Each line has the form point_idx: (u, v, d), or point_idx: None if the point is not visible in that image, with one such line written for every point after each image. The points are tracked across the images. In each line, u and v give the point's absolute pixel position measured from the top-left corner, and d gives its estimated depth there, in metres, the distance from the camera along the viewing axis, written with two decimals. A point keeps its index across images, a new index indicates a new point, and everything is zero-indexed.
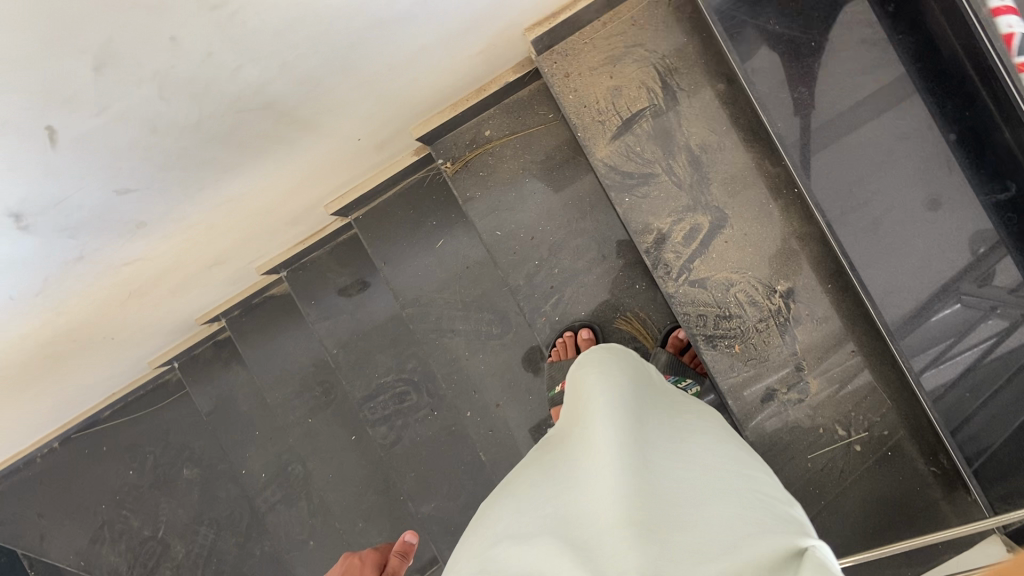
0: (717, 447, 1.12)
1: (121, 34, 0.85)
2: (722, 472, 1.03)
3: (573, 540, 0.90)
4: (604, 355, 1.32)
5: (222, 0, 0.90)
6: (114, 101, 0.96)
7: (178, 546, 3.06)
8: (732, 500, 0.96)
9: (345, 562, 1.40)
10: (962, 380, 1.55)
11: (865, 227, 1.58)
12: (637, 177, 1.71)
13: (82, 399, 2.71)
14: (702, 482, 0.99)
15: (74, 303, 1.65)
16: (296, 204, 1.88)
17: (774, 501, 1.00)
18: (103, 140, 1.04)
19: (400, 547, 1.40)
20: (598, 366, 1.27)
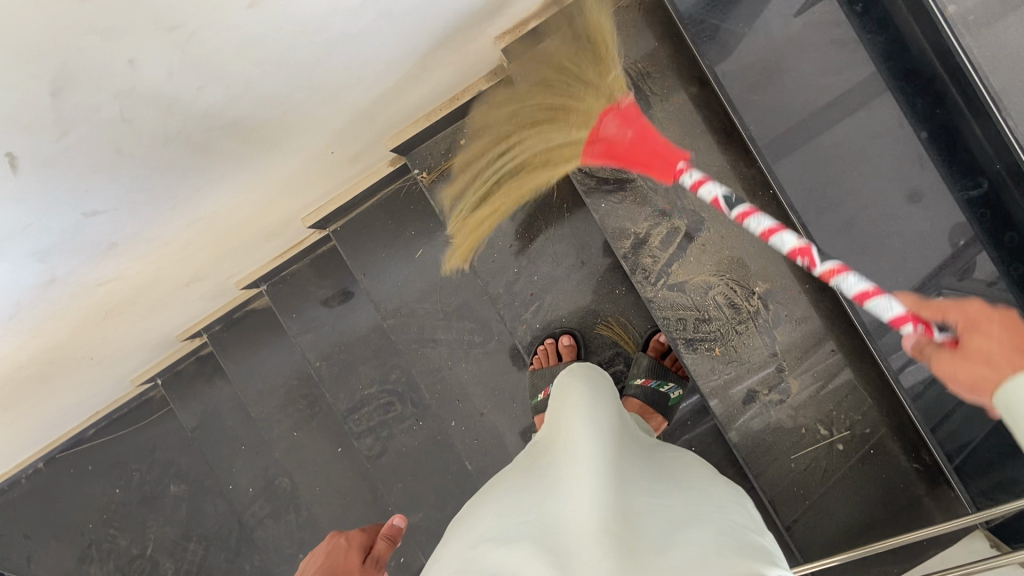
0: (690, 482, 1.09)
1: (76, 59, 0.84)
2: (697, 493, 1.05)
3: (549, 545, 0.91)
4: (585, 377, 1.34)
5: (180, 22, 0.88)
6: (75, 126, 0.95)
7: (167, 563, 3.04)
8: (707, 519, 0.97)
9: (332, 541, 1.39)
10: (941, 378, 1.54)
11: (841, 227, 1.57)
12: (613, 183, 1.71)
13: (64, 420, 2.69)
14: (678, 501, 1.01)
15: (50, 326, 1.64)
16: (273, 218, 1.87)
17: (749, 529, 0.98)
18: (67, 164, 1.03)
19: (387, 531, 1.37)
20: (579, 388, 1.29)
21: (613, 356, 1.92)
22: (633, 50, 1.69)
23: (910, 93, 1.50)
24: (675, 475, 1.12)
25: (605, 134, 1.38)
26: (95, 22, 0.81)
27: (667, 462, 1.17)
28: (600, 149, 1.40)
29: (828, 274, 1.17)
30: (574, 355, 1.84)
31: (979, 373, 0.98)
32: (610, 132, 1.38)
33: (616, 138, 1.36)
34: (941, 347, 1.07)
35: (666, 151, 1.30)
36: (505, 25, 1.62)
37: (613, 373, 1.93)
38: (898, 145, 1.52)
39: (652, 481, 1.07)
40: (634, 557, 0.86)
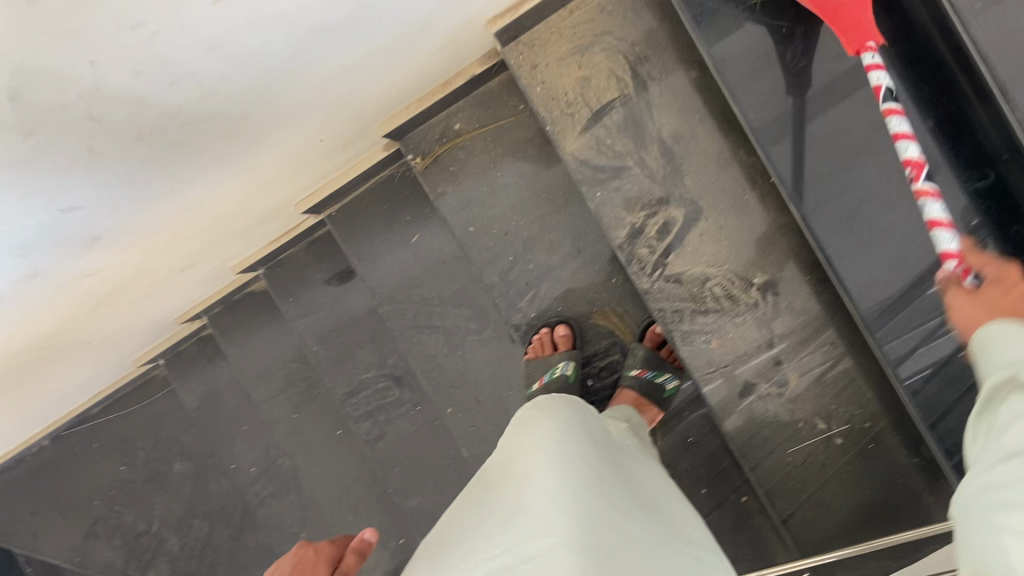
0: (666, 550, 1.03)
1: (34, 61, 0.81)
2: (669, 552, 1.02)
3: None
4: (560, 402, 1.31)
5: (143, 21, 0.85)
6: (40, 126, 0.93)
7: (172, 541, 3.06)
8: None
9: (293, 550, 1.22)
10: (943, 370, 1.51)
11: (842, 218, 1.51)
12: (609, 170, 1.67)
13: (66, 400, 2.70)
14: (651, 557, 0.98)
15: (39, 316, 1.62)
16: (265, 205, 1.84)
17: None
18: (36, 164, 1.01)
19: (356, 545, 1.20)
20: (554, 412, 1.26)
21: (610, 345, 1.89)
22: (631, 33, 1.64)
23: (916, 79, 1.46)
24: (652, 533, 1.06)
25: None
26: (51, 25, 0.78)
27: (640, 502, 1.14)
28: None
29: (921, 194, 1.30)
30: (570, 346, 1.83)
31: (971, 314, 1.14)
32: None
33: None
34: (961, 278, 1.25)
35: (871, 26, 1.37)
36: (498, 8, 1.60)
37: (609, 363, 1.90)
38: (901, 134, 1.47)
39: (627, 523, 1.04)
40: None
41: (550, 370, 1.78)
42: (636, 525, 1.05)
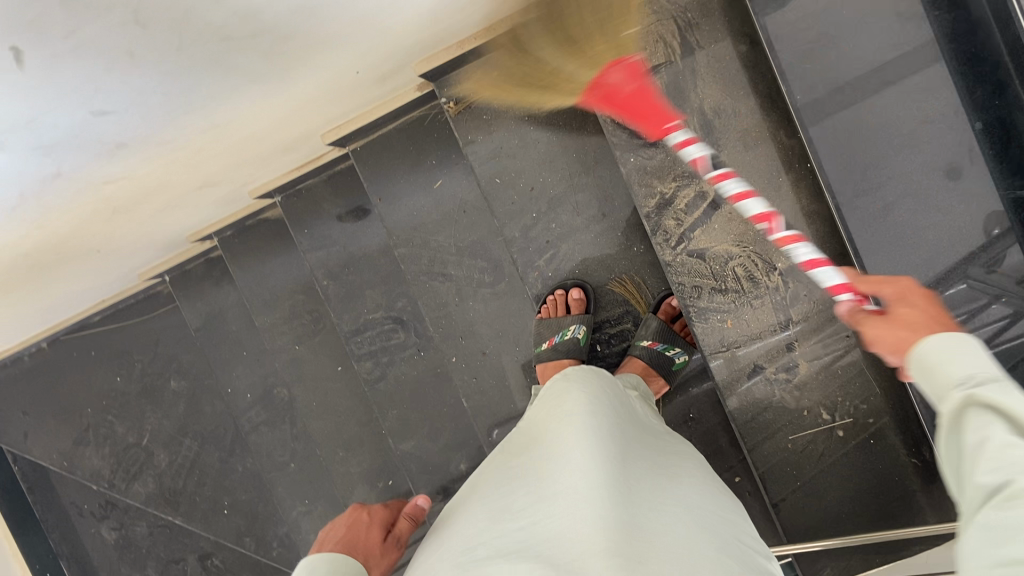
0: (700, 514, 1.02)
1: None
2: (700, 507, 1.05)
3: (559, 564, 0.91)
4: (585, 375, 1.34)
5: None
6: (87, 23, 0.90)
7: (162, 456, 3.09)
8: (711, 538, 0.97)
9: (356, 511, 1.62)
10: None
11: (876, 214, 1.50)
12: (645, 137, 1.64)
13: (70, 306, 2.69)
14: (681, 515, 1.01)
15: (56, 218, 1.60)
16: (293, 132, 1.82)
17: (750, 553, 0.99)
18: (77, 65, 0.98)
19: (410, 511, 1.62)
20: (580, 385, 1.28)
21: (623, 314, 1.89)
22: None
23: (970, 79, 1.38)
24: (687, 501, 1.05)
25: (609, 79, 1.49)
26: None
27: (667, 466, 1.17)
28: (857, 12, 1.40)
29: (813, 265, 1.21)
30: (584, 310, 1.83)
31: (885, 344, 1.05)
32: (614, 81, 1.49)
33: (619, 87, 1.48)
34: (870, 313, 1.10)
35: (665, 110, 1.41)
36: None
37: (621, 331, 1.90)
38: (947, 135, 1.41)
39: (654, 487, 1.06)
40: None
41: (560, 332, 1.81)
42: (669, 499, 1.04)
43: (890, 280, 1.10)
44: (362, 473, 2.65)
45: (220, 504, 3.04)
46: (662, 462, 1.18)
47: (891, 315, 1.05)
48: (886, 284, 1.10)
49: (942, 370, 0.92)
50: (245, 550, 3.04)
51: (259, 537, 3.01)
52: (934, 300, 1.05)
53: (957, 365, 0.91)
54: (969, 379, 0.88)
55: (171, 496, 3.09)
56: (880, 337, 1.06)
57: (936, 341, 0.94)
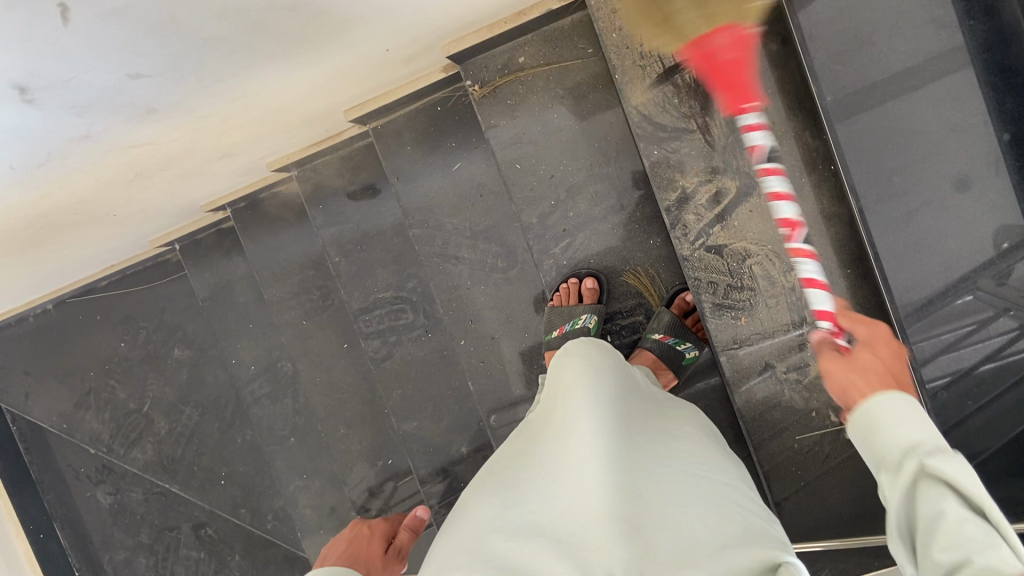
0: (701, 481, 1.03)
1: None
2: (701, 474, 1.06)
3: (563, 539, 0.93)
4: (588, 347, 1.34)
5: None
6: None
7: (162, 423, 3.10)
8: (712, 504, 0.98)
9: (358, 526, 1.63)
10: (962, 381, 1.52)
11: (898, 219, 1.50)
12: (670, 131, 1.66)
13: (78, 269, 2.70)
14: (682, 482, 1.02)
15: (78, 179, 1.61)
16: (316, 106, 1.81)
17: (752, 516, 1.00)
18: (119, 25, 1.00)
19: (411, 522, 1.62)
20: (585, 359, 1.29)
21: (636, 306, 1.89)
22: None
23: (1001, 90, 1.41)
24: (687, 468, 1.06)
25: None
26: None
27: (671, 434, 1.18)
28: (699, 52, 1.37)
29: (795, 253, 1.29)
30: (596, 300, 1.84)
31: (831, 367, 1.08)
32: None
33: None
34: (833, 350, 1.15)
35: None
36: None
37: (632, 322, 1.91)
38: (974, 145, 1.43)
39: (657, 454, 1.07)
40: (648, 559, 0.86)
41: (571, 321, 1.80)
42: (670, 466, 1.05)
43: (869, 323, 1.16)
44: (361, 451, 2.66)
45: (218, 474, 3.05)
46: (664, 430, 1.19)
47: (852, 357, 1.08)
48: (864, 325, 1.16)
49: (890, 430, 0.94)
50: (239, 521, 3.06)
51: (255, 509, 3.03)
52: (899, 357, 1.09)
53: (900, 428, 0.94)
54: (916, 448, 0.91)
55: (170, 463, 3.10)
56: (831, 366, 1.08)
57: (900, 401, 0.97)
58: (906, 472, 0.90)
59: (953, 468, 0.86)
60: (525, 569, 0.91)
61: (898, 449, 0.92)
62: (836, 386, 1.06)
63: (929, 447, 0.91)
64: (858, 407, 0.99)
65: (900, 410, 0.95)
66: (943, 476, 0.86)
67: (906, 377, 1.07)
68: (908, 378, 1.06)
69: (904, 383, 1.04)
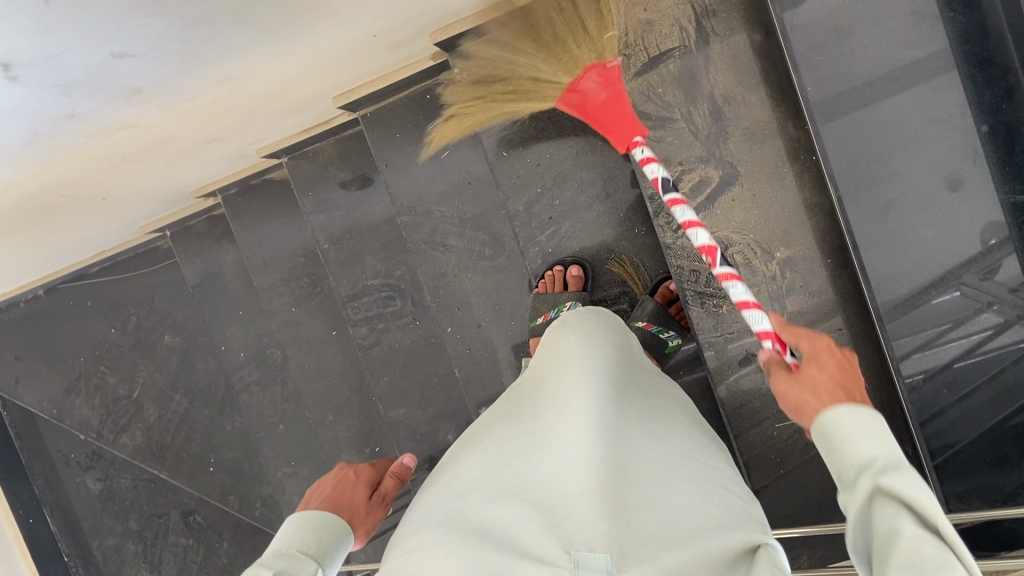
0: (686, 463, 1.04)
1: None
2: (688, 457, 1.06)
3: (544, 507, 0.94)
4: (586, 323, 1.34)
5: None
6: None
7: (151, 410, 3.11)
8: (696, 489, 0.99)
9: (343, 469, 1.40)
10: (941, 374, 1.52)
11: (876, 209, 1.51)
12: (654, 121, 1.69)
13: (69, 254, 2.70)
14: (669, 465, 1.02)
15: (66, 160, 1.61)
16: (305, 91, 1.82)
17: (732, 502, 1.01)
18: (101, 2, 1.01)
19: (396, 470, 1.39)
20: (582, 334, 1.29)
21: (620, 294, 1.91)
22: None
23: (981, 82, 1.42)
24: (670, 451, 1.07)
25: (586, 89, 1.51)
26: None
27: (659, 415, 1.18)
28: (571, 100, 1.56)
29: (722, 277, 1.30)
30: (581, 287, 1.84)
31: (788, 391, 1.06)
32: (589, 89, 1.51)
33: (594, 95, 1.50)
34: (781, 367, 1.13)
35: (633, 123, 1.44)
36: None
37: (616, 311, 1.93)
38: (953, 136, 1.44)
39: (645, 435, 1.08)
40: (629, 536, 0.87)
41: (556, 307, 1.82)
42: (653, 451, 1.06)
43: (812, 334, 1.12)
44: (349, 438, 2.67)
45: (207, 461, 3.06)
46: (652, 411, 1.19)
47: (800, 374, 1.06)
48: (810, 341, 1.11)
49: (846, 449, 0.92)
50: (227, 508, 3.07)
51: (244, 495, 3.04)
52: (846, 368, 1.05)
53: (861, 445, 0.91)
54: (873, 464, 0.88)
55: (159, 450, 3.11)
56: (784, 388, 1.08)
57: (850, 409, 0.94)
58: (861, 488, 0.87)
59: (907, 487, 0.83)
60: (503, 534, 0.92)
61: (856, 468, 0.90)
62: (791, 403, 1.05)
63: (883, 463, 0.88)
64: (818, 432, 0.96)
65: (858, 427, 0.92)
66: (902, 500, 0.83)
67: (857, 386, 1.03)
68: (857, 387, 1.02)
69: (853, 391, 1.00)
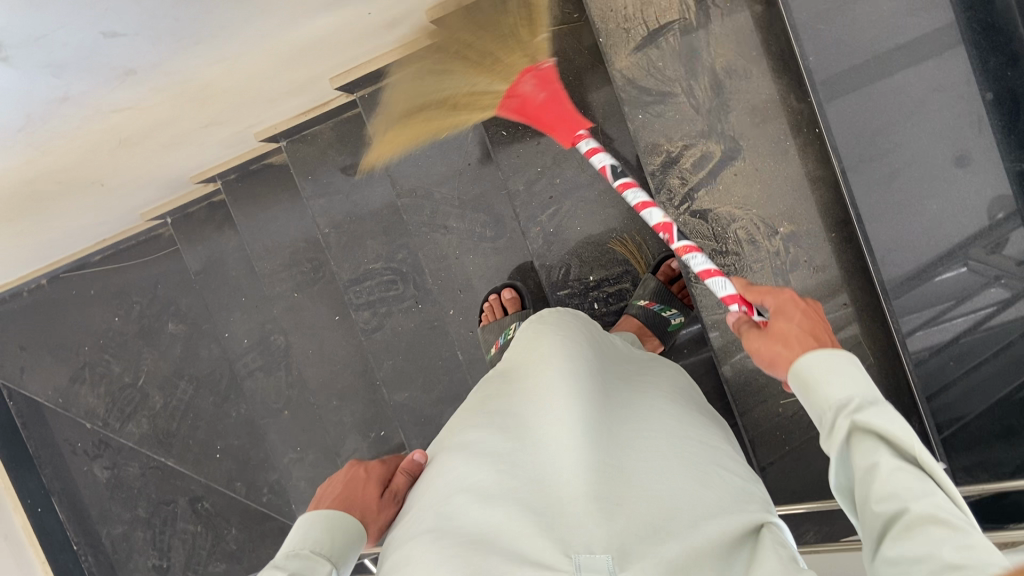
0: (679, 444, 1.04)
1: None
2: (681, 437, 1.06)
3: (540, 507, 0.95)
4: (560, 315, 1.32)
5: None
6: None
7: (157, 397, 3.11)
8: (692, 472, 0.99)
9: (353, 466, 1.30)
10: (948, 348, 1.51)
11: (882, 180, 1.49)
12: (655, 95, 1.67)
13: (70, 242, 2.70)
14: (662, 449, 1.02)
15: (63, 145, 1.61)
16: (301, 73, 1.81)
17: (730, 481, 1.01)
18: None
19: (407, 466, 1.27)
20: (559, 328, 1.28)
21: (622, 274, 1.89)
22: None
23: (984, 49, 1.40)
24: (662, 433, 1.06)
25: None
26: None
27: (646, 399, 1.18)
28: None
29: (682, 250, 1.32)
30: (516, 306, 1.94)
31: (762, 346, 1.05)
32: None
33: None
34: (751, 326, 1.12)
35: None
36: None
37: (618, 290, 1.91)
38: (957, 104, 1.42)
39: (635, 424, 1.08)
40: (627, 535, 0.87)
41: (502, 331, 1.80)
42: (646, 434, 1.05)
43: (773, 291, 1.10)
44: (354, 423, 2.67)
45: (213, 448, 3.07)
46: (640, 396, 1.19)
47: (768, 329, 1.05)
48: (771, 295, 1.10)
49: (820, 390, 0.94)
50: (234, 494, 3.08)
51: (251, 481, 3.05)
52: (812, 317, 1.05)
53: (832, 386, 0.93)
54: (849, 403, 0.91)
55: (165, 437, 3.12)
56: (756, 346, 1.07)
57: (823, 353, 0.96)
58: (839, 429, 0.90)
59: (885, 420, 0.87)
60: (501, 536, 0.93)
61: (833, 409, 0.92)
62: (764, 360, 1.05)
63: (856, 401, 0.91)
64: (794, 376, 0.98)
65: (830, 368, 0.94)
66: (880, 432, 0.87)
67: (826, 335, 1.03)
68: (826, 333, 1.03)
69: (824, 341, 1.01)
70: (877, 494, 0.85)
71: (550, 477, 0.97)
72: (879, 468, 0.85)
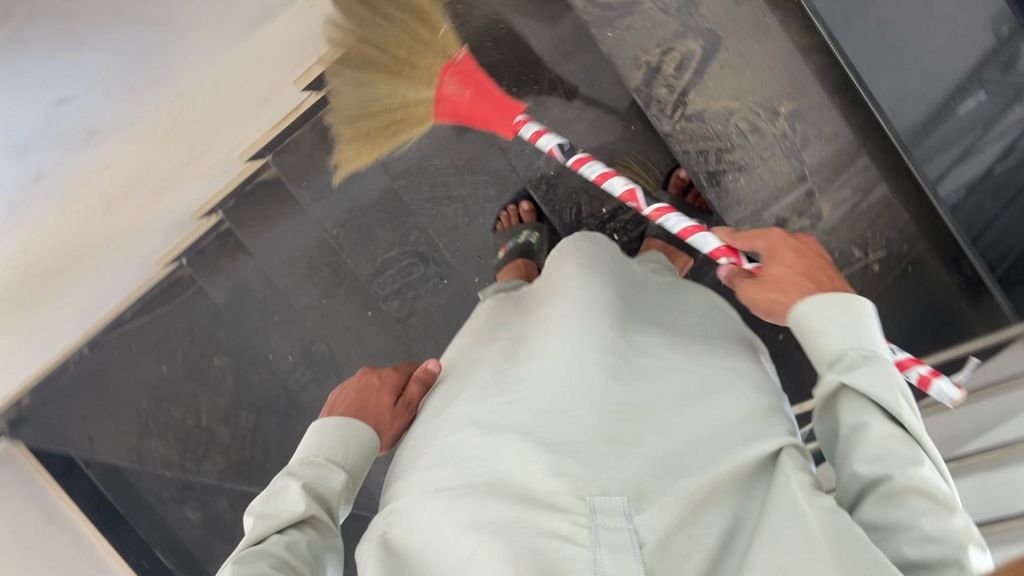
0: (695, 377, 1.14)
1: None
2: (700, 374, 1.15)
3: (557, 445, 1.02)
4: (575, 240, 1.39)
5: None
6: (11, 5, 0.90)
7: (223, 432, 3.09)
8: (709, 407, 1.08)
9: (367, 372, 1.48)
10: (983, 183, 1.47)
11: (872, 32, 1.39)
12: (619, 9, 1.57)
13: (97, 306, 2.72)
14: (681, 386, 1.12)
15: (56, 218, 1.59)
16: (266, 81, 1.79)
17: (751, 405, 1.09)
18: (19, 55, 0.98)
19: (421, 375, 1.46)
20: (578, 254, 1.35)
21: None
22: None
23: None
24: (684, 373, 1.15)
25: None
26: None
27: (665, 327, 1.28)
28: None
29: None
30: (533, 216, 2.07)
31: (760, 293, 1.22)
32: None
33: None
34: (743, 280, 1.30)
35: None
36: None
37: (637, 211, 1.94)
38: None
39: (655, 360, 1.17)
40: (638, 470, 0.97)
41: (512, 236, 1.97)
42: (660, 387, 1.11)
43: (762, 234, 1.31)
44: None
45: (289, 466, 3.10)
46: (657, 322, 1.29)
47: (762, 276, 1.24)
48: (761, 240, 1.30)
49: (819, 340, 1.09)
50: None
51: None
52: (803, 254, 1.24)
53: (861, 380, 1.00)
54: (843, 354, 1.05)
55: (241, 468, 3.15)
56: (751, 291, 1.25)
57: (827, 299, 1.10)
58: (831, 380, 1.04)
59: (871, 382, 0.99)
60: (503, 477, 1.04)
61: (833, 354, 1.06)
62: (762, 307, 1.23)
63: (853, 355, 1.04)
64: (797, 314, 1.13)
65: (889, 385, 0.98)
66: (863, 396, 1.00)
67: (820, 269, 1.21)
68: (823, 270, 1.21)
69: (817, 276, 1.19)
70: (862, 456, 0.97)
71: (555, 411, 1.06)
72: (872, 430, 0.97)
